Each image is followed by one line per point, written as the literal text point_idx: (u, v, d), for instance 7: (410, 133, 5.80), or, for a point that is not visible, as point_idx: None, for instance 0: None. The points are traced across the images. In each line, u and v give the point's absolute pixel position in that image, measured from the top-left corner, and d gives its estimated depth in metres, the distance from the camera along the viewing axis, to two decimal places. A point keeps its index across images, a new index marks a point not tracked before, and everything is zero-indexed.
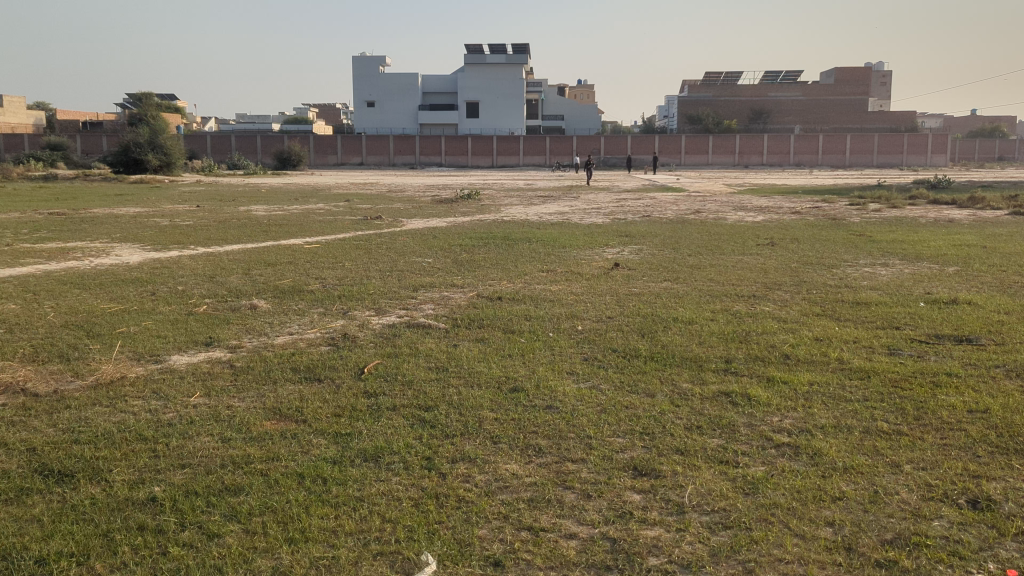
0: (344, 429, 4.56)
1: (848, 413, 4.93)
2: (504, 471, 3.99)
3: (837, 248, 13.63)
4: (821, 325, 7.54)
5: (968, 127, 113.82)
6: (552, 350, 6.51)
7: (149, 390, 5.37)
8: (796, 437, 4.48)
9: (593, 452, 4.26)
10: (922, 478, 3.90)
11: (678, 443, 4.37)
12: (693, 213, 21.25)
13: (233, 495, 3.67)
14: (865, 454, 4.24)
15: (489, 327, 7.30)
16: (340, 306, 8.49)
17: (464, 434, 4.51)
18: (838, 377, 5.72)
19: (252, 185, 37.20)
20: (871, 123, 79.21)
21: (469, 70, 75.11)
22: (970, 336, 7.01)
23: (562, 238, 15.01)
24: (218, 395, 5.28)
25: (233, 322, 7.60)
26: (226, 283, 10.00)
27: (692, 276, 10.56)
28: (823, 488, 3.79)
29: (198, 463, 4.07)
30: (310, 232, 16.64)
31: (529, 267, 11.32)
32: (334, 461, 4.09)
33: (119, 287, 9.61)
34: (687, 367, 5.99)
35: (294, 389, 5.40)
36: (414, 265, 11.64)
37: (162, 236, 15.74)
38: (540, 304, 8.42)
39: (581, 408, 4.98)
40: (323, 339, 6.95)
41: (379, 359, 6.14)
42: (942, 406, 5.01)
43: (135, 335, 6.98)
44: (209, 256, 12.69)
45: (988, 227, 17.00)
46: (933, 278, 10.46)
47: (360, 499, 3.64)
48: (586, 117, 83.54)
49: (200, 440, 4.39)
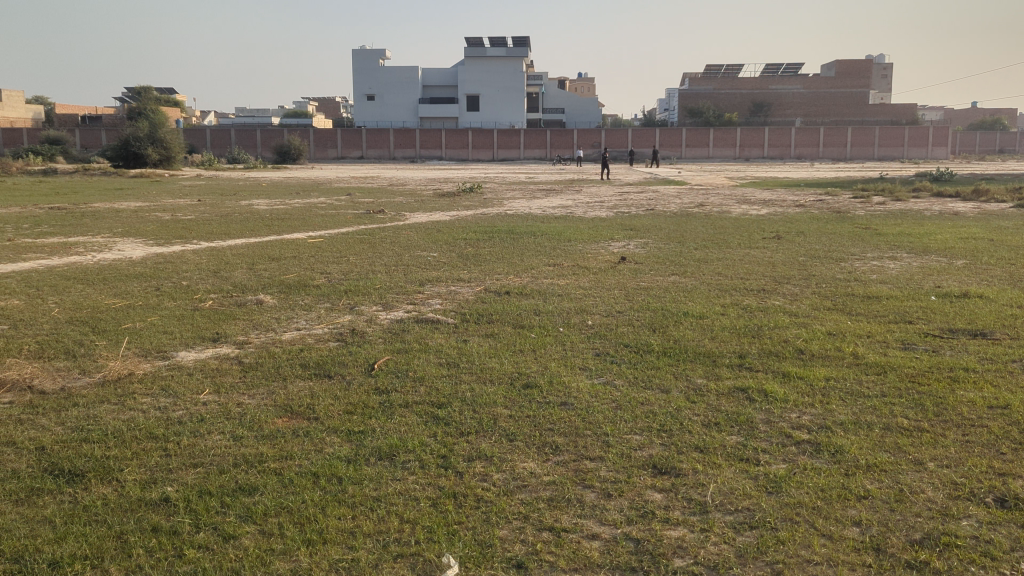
0: (356, 426, 4.50)
1: (867, 409, 4.86)
2: (522, 469, 3.94)
3: (844, 242, 13.52)
4: (833, 320, 7.45)
5: (968, 121, 113.68)
6: (564, 345, 6.45)
7: (158, 387, 5.30)
8: (816, 434, 4.43)
9: (610, 450, 4.19)
10: (947, 475, 3.83)
11: (696, 440, 4.32)
12: (697, 206, 21.14)
13: (248, 495, 3.61)
14: (887, 451, 4.17)
15: (499, 323, 7.21)
16: (346, 301, 8.39)
17: (479, 432, 4.44)
18: (854, 373, 5.64)
19: (253, 179, 37.15)
20: (872, 116, 78.89)
21: (469, 63, 75.07)
22: (984, 331, 6.92)
23: (567, 232, 14.88)
24: (228, 393, 5.21)
25: (239, 318, 7.52)
26: (231, 278, 9.90)
27: (699, 271, 10.44)
28: (847, 486, 3.73)
29: (211, 461, 4.01)
30: (312, 226, 16.58)
31: (536, 260, 11.25)
32: (349, 460, 4.03)
33: (122, 283, 9.52)
34: (701, 362, 5.93)
35: (304, 386, 5.35)
36: (419, 260, 11.53)
37: (165, 231, 15.66)
38: (549, 299, 8.35)
39: (596, 405, 4.91)
40: (330, 335, 6.87)
41: (389, 355, 6.08)
42: (960, 401, 4.95)
43: (141, 331, 6.91)
44: (212, 251, 12.59)
45: (994, 220, 16.90)
46: (942, 272, 10.35)
47: (377, 498, 3.58)
48: (586, 110, 82.16)
49: (211, 439, 4.33)
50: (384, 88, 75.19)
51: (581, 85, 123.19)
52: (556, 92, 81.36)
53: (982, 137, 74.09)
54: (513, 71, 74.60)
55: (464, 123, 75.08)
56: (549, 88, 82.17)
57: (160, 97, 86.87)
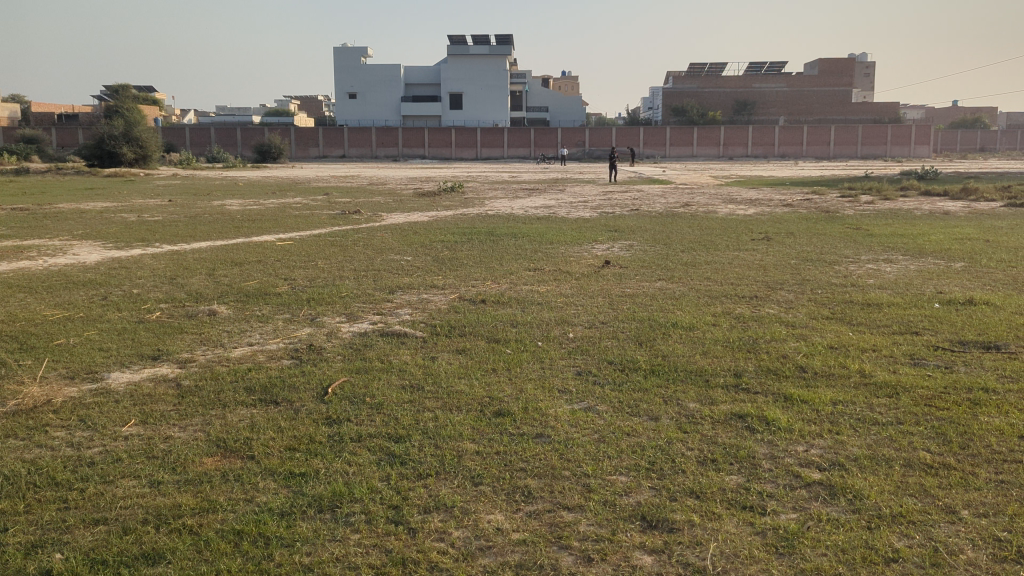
0: (298, 467, 3.86)
1: (883, 440, 4.29)
2: (486, 524, 3.32)
3: (836, 243, 13.01)
4: (834, 331, 6.88)
5: (947, 120, 114.70)
6: (542, 362, 5.83)
7: (76, 418, 4.63)
8: (828, 473, 3.85)
9: (592, 497, 3.58)
10: (986, 529, 3.26)
11: (692, 483, 3.71)
12: (683, 206, 20.57)
13: (150, 566, 3.00)
14: (913, 495, 3.60)
15: (472, 336, 6.59)
16: (308, 312, 7.75)
17: (440, 473, 3.82)
18: (864, 396, 5.05)
19: (229, 178, 36.43)
20: (854, 115, 78.91)
21: (452, 61, 74.40)
22: (997, 343, 6.38)
23: (550, 234, 14.25)
24: (155, 424, 4.55)
25: (188, 332, 6.83)
26: (187, 286, 9.21)
27: (687, 276, 9.87)
28: (872, 545, 3.15)
29: (116, 517, 3.37)
30: (284, 227, 15.85)
31: (515, 265, 10.64)
32: (283, 513, 3.40)
33: (68, 292, 8.79)
34: (693, 383, 5.34)
35: (245, 414, 4.71)
36: (392, 264, 10.87)
37: (127, 233, 14.94)
38: (528, 308, 7.75)
39: (576, 437, 4.29)
40: (284, 351, 6.22)
41: (346, 377, 5.44)
42: (986, 430, 4.39)
43: (73, 348, 6.23)
44: (172, 255, 11.87)
45: (988, 220, 16.43)
46: (942, 276, 9.84)
47: (308, 570, 2.97)
48: (570, 108, 81.54)
49: (125, 485, 3.69)
50: (367, 86, 74.36)
51: (566, 83, 121.90)
52: (540, 91, 80.82)
53: (964, 135, 74.32)
54: (495, 70, 73.98)
55: (446, 122, 74.45)
56: (532, 87, 81.47)
57: (138, 95, 85.59)
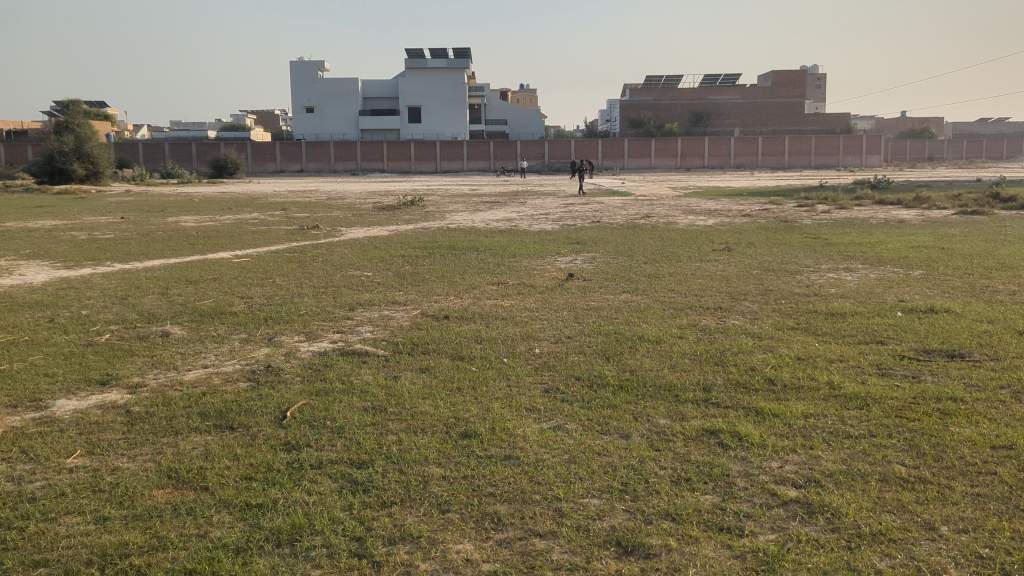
0: (254, 498, 3.67)
1: (857, 454, 4.22)
2: (455, 555, 3.16)
3: (796, 253, 13.06)
4: (801, 342, 6.84)
5: (897, 130, 117.31)
6: (508, 379, 5.69)
7: (17, 449, 4.38)
8: (804, 491, 3.76)
9: (564, 522, 3.44)
10: (968, 546, 3.19)
11: (668, 505, 3.59)
12: (643, 217, 20.63)
13: None
14: (891, 511, 3.52)
15: (436, 354, 6.42)
16: (265, 331, 7.52)
17: (405, 501, 3.65)
18: (834, 408, 4.98)
19: (184, 193, 35.79)
20: (808, 126, 80.23)
21: (411, 75, 74.29)
22: (961, 351, 6.38)
23: (512, 247, 14.14)
24: (103, 455, 4.32)
25: (139, 355, 6.57)
26: (139, 306, 8.93)
27: (651, 287, 9.82)
28: (853, 566, 3.07)
29: (58, 558, 3.16)
30: (240, 244, 15.53)
31: (478, 279, 10.51)
32: (239, 549, 3.21)
33: (14, 314, 8.45)
34: (663, 398, 5.23)
35: (200, 442, 4.49)
36: (352, 280, 10.64)
37: (77, 251, 14.52)
38: (492, 323, 7.62)
39: (546, 459, 4.15)
40: (240, 373, 6.00)
41: (305, 399, 5.23)
42: (958, 441, 4.34)
43: (16, 373, 5.94)
44: (124, 274, 11.52)
45: (942, 228, 16.66)
46: (902, 285, 9.90)
47: None
48: (528, 121, 81.76)
49: (69, 522, 3.47)
50: (324, 100, 73.85)
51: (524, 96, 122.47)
52: (498, 104, 81.01)
53: (914, 145, 75.92)
54: (454, 83, 74.02)
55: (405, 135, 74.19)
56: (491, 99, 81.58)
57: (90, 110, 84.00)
